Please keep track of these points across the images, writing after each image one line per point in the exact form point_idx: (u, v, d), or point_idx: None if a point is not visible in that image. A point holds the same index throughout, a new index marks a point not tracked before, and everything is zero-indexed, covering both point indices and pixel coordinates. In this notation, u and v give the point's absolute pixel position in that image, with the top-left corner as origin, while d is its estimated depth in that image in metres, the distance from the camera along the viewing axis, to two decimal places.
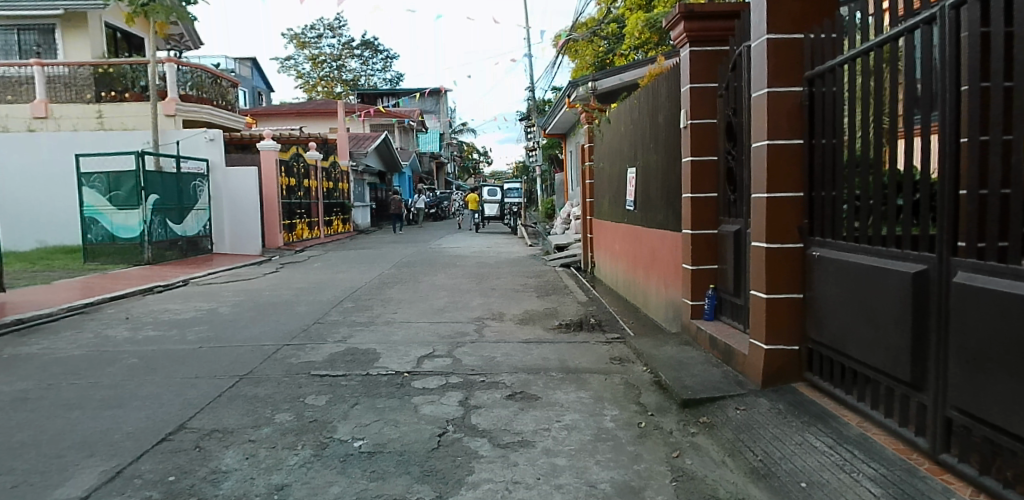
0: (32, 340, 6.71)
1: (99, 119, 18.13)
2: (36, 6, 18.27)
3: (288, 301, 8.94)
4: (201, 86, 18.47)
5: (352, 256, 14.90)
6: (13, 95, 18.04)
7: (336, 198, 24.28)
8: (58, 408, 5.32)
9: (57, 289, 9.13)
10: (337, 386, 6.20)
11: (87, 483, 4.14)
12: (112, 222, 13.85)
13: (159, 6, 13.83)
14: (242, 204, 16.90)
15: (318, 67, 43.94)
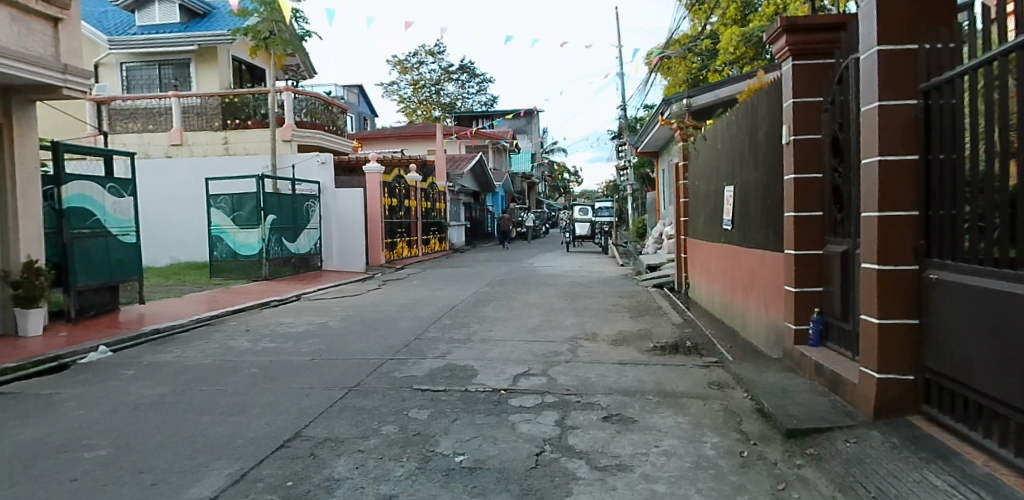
0: (168, 348, 7.28)
1: (226, 145, 19.58)
2: (177, 42, 20.04)
3: (390, 317, 9.24)
4: (314, 113, 19.58)
5: (447, 274, 15.23)
6: (155, 125, 19.83)
7: (434, 218, 25.03)
8: (190, 412, 5.74)
9: (187, 302, 9.90)
10: (438, 401, 6.34)
11: (216, 484, 4.42)
12: (235, 240, 14.87)
13: (279, 38, 14.86)
14: (347, 224, 17.73)
15: (420, 92, 45.80)
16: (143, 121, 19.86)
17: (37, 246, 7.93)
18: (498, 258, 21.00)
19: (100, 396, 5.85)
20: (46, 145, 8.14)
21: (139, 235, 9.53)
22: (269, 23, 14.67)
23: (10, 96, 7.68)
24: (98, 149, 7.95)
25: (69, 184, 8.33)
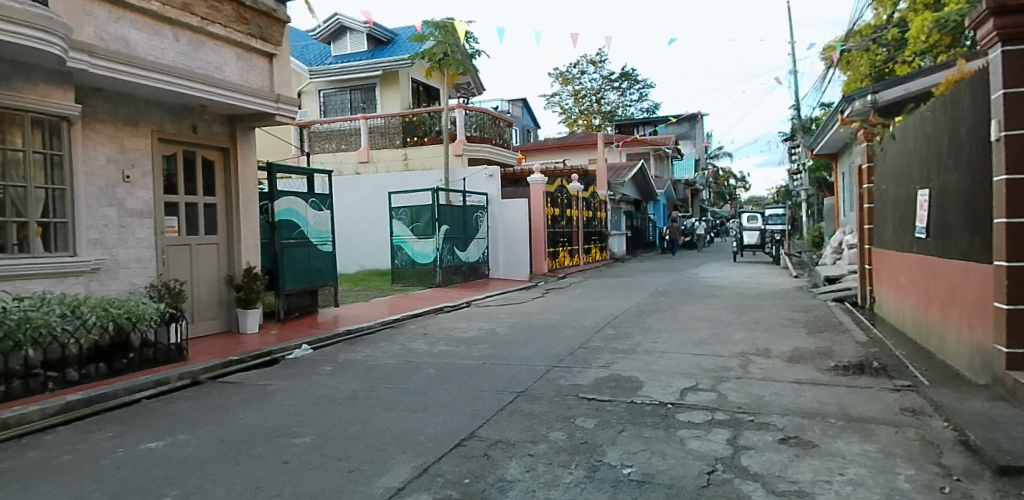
0: (358, 347, 8.00)
1: (406, 162, 20.02)
2: (364, 68, 21.21)
3: (555, 325, 9.43)
4: (483, 127, 20.06)
5: (607, 284, 15.07)
6: (347, 144, 20.63)
7: (596, 227, 24.57)
8: (378, 407, 6.25)
9: (372, 305, 10.84)
10: (603, 411, 6.32)
11: (402, 476, 4.74)
12: (413, 249, 15.81)
13: (451, 59, 15.68)
14: (512, 234, 18.32)
15: (581, 102, 43.85)
16: (335, 141, 20.76)
17: (255, 254, 8.30)
18: (661, 268, 20.30)
19: (304, 388, 6.54)
20: (263, 166, 8.65)
21: (334, 245, 9.80)
22: (444, 45, 15.52)
23: (235, 123, 8.01)
24: (304, 168, 8.75)
25: (279, 200, 8.70)
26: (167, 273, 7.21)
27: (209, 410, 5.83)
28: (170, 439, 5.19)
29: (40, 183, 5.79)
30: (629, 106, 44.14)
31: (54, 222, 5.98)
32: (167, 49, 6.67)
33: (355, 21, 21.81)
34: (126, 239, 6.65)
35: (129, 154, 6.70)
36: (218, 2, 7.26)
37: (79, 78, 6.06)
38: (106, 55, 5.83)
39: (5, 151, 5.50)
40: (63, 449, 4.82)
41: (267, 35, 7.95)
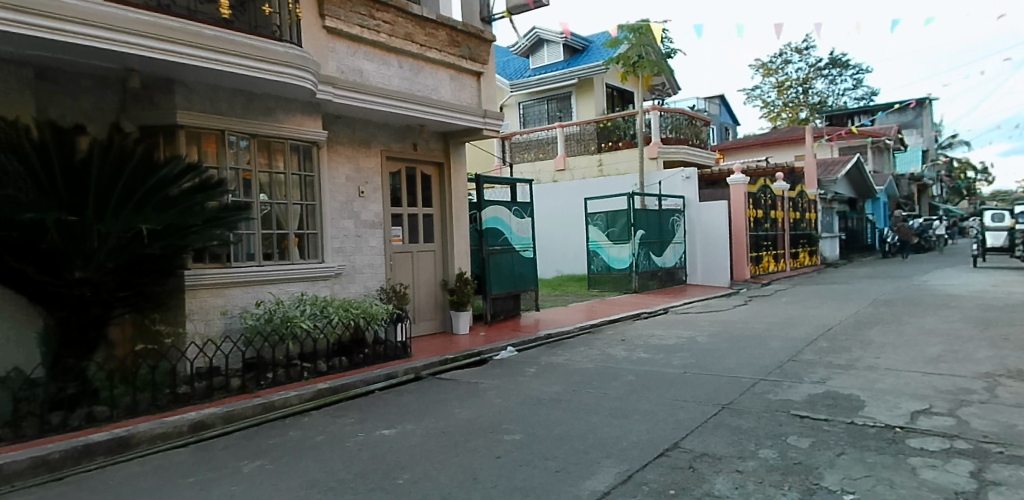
0: (559, 351, 8.27)
1: (600, 169, 17.59)
2: (561, 78, 19.81)
3: (760, 335, 8.95)
4: (680, 128, 17.23)
5: (818, 292, 13.69)
6: (545, 153, 18.72)
7: (805, 230, 20.83)
8: (581, 411, 6.38)
9: (570, 310, 11.10)
10: (819, 431, 5.78)
11: (607, 481, 4.75)
12: (609, 255, 14.28)
13: (647, 60, 15.17)
14: (711, 237, 15.39)
15: (785, 94, 38.31)
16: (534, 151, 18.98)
17: (465, 261, 8.87)
18: (882, 275, 17.87)
19: (511, 388, 6.91)
20: (470, 178, 9.14)
21: (535, 250, 10.07)
22: (638, 48, 15.08)
23: (449, 139, 8.65)
24: (509, 178, 9.16)
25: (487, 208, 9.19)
26: (393, 278, 8.00)
27: (431, 404, 6.39)
28: (399, 428, 5.77)
29: (297, 200, 6.75)
30: (843, 95, 38.58)
31: (308, 233, 6.92)
32: (393, 76, 7.37)
33: (551, 31, 21.16)
34: (361, 247, 7.49)
35: (364, 172, 7.53)
36: (434, 28, 7.83)
37: (325, 108, 6.98)
38: (346, 86, 6.65)
39: (272, 175, 6.50)
40: (316, 430, 5.57)
41: (477, 55, 8.46)
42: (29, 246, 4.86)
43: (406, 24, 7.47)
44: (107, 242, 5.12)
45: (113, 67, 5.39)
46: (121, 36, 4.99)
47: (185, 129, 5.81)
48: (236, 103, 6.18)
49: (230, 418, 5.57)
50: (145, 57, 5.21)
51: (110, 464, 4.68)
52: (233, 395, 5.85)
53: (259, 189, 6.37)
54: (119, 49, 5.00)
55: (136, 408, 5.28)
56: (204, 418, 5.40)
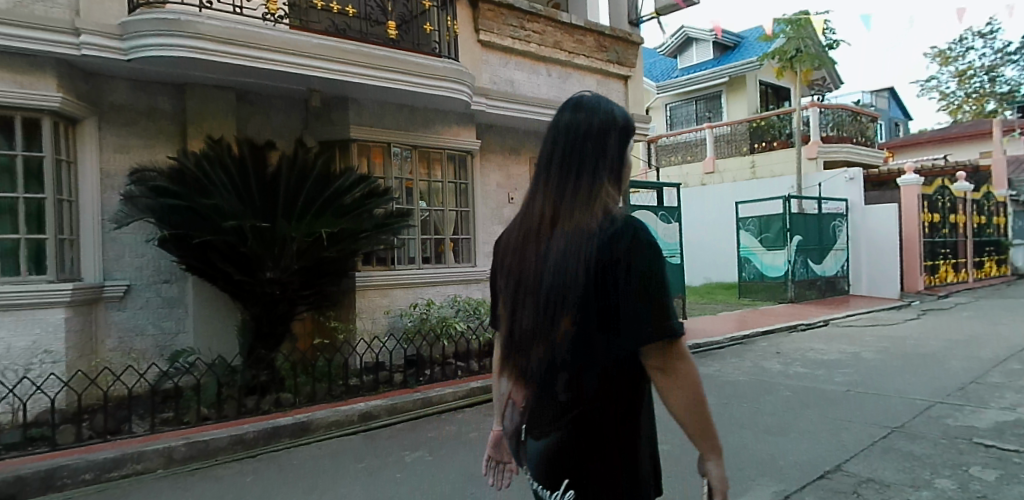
0: (708, 362, 8.07)
1: (753, 170, 16.84)
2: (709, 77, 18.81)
3: (939, 354, 8.09)
4: (842, 126, 16.16)
5: (1007, 306, 12.02)
6: (693, 156, 18.12)
7: (991, 237, 18.44)
8: (733, 425, 6.09)
9: (720, 318, 10.79)
10: (1010, 463, 4.97)
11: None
12: (762, 262, 13.36)
13: (807, 54, 14.28)
14: (878, 244, 13.97)
15: (967, 83, 30.96)
16: (682, 153, 18.50)
17: None
18: None
19: None
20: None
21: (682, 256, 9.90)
22: (797, 40, 14.23)
23: None
24: (654, 182, 9.07)
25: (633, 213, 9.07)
26: None
27: None
28: None
29: (452, 207, 7.16)
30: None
31: (462, 239, 7.31)
32: (543, 84, 7.55)
33: (701, 29, 20.40)
34: None
35: (513, 179, 7.77)
36: (583, 34, 7.89)
37: (480, 118, 7.31)
38: (498, 96, 6.98)
39: (431, 183, 6.94)
40: (471, 427, 5.78)
41: (624, 59, 8.45)
42: (231, 249, 5.40)
43: (555, 32, 7.59)
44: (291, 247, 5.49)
45: (298, 88, 5.97)
46: (312, 60, 5.56)
47: (357, 142, 6.32)
48: (401, 117, 6.61)
49: (394, 410, 5.90)
50: (328, 78, 5.74)
51: (293, 446, 5.18)
52: (395, 389, 6.20)
53: (419, 197, 6.82)
54: (305, 72, 5.56)
55: (314, 397, 5.72)
56: (372, 409, 5.76)
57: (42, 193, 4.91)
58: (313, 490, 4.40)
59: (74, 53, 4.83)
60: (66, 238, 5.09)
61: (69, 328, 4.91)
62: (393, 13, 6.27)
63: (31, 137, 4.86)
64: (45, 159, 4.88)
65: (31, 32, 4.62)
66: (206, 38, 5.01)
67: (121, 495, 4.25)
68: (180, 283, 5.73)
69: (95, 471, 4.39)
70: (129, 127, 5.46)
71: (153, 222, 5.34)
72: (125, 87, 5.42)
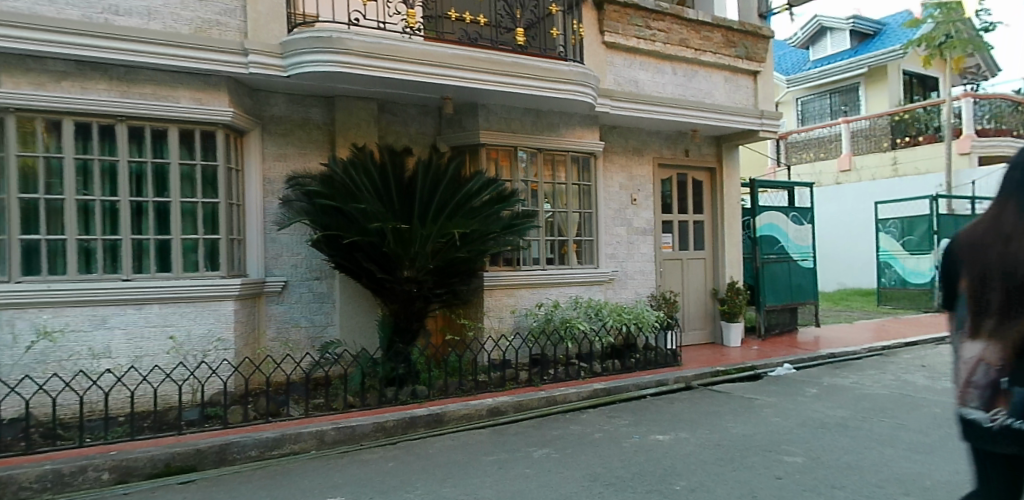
0: (844, 373, 7.54)
1: (894, 167, 15.29)
2: (844, 68, 17.59)
3: None
4: (1002, 117, 14.32)
5: None
6: (825, 153, 16.82)
7: None
8: (873, 441, 5.34)
9: (857, 328, 10.07)
10: None
11: None
12: (904, 267, 12.31)
13: (958, 40, 12.96)
14: None
15: None
16: (814, 150, 17.17)
17: (737, 270, 8.56)
18: None
19: (790, 408, 6.37)
20: (745, 182, 8.93)
21: (815, 260, 9.40)
22: (947, 25, 12.96)
23: (721, 143, 8.42)
24: (787, 182, 8.82)
25: (761, 215, 8.80)
26: (663, 285, 8.09)
27: (704, 415, 6.17)
28: (673, 435, 5.63)
29: (576, 209, 7.23)
30: None
31: (585, 240, 7.35)
32: (668, 83, 7.52)
33: (837, 18, 19.26)
34: (633, 254, 7.72)
35: (637, 180, 7.73)
36: (710, 31, 7.77)
37: (603, 120, 7.33)
38: (622, 97, 6.96)
39: (555, 185, 7.04)
40: (595, 428, 5.78)
41: (753, 54, 8.19)
42: (374, 249, 5.76)
43: (681, 30, 7.55)
44: (423, 248, 5.71)
45: (433, 96, 6.29)
46: (447, 70, 5.82)
47: (485, 147, 6.54)
48: (527, 121, 6.77)
49: (520, 407, 6.05)
50: (459, 86, 5.97)
51: (429, 436, 5.46)
52: (521, 386, 6.34)
53: (544, 199, 6.96)
54: (440, 80, 5.82)
55: (446, 390, 6.00)
56: (499, 405, 5.94)
57: (215, 198, 5.46)
58: (448, 479, 4.60)
59: (242, 71, 5.32)
60: (235, 238, 5.66)
61: (237, 319, 5.46)
62: (522, 20, 6.41)
63: (207, 148, 5.42)
64: (219, 168, 5.43)
65: (207, 55, 5.15)
66: (354, 53, 5.38)
67: (282, 472, 4.67)
68: (329, 280, 6.20)
69: (260, 448, 4.85)
70: (286, 137, 5.98)
71: (307, 224, 5.81)
72: (283, 101, 5.95)
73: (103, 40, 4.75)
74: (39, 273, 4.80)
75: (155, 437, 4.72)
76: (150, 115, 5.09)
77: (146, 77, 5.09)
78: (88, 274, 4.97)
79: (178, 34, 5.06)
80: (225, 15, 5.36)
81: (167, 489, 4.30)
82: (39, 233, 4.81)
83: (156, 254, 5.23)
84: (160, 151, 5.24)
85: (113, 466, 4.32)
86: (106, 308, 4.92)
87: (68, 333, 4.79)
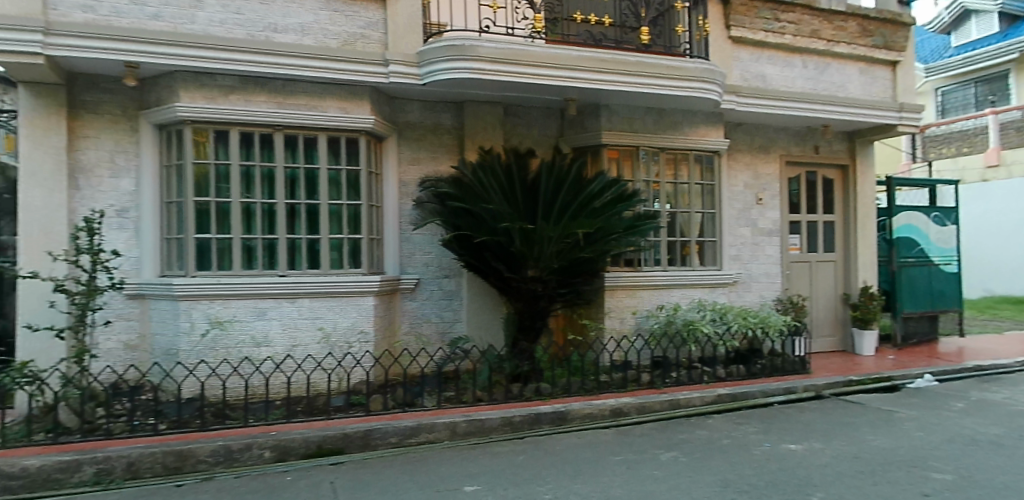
0: (996, 388, 6.85)
1: None
2: (992, 54, 16.03)
3: None
4: None
5: None
6: (971, 148, 15.41)
7: None
8: None
9: (1009, 339, 9.12)
10: None
11: None
12: None
13: None
14: None
15: None
16: (956, 144, 15.82)
17: (871, 273, 8.04)
18: None
19: (935, 423, 5.85)
20: (880, 180, 8.37)
21: (960, 264, 8.65)
22: None
23: (855, 138, 7.96)
24: (929, 179, 8.17)
25: (900, 215, 8.22)
26: (790, 289, 7.74)
27: (839, 426, 5.78)
28: (807, 445, 5.28)
29: (698, 209, 7.09)
30: None
31: (707, 241, 7.19)
32: (797, 77, 7.21)
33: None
34: (758, 255, 7.48)
35: (763, 179, 7.51)
36: (844, 20, 7.38)
37: (728, 117, 7.15)
38: (749, 93, 6.75)
39: (677, 185, 6.95)
40: (722, 434, 5.56)
41: (891, 43, 7.69)
42: (502, 249, 5.87)
43: (813, 21, 7.22)
44: (548, 248, 5.78)
45: (556, 99, 6.37)
46: (572, 71, 5.86)
47: (608, 147, 6.55)
48: (650, 120, 6.71)
49: (643, 409, 5.96)
50: (584, 87, 6.00)
51: (555, 433, 5.51)
52: (643, 388, 6.27)
53: (666, 199, 6.87)
54: (566, 83, 5.89)
55: (569, 389, 6.05)
56: (622, 406, 5.88)
57: (358, 200, 5.83)
58: (578, 475, 4.59)
59: (383, 81, 5.65)
60: (374, 238, 6.02)
61: (375, 313, 5.80)
62: (647, 18, 6.36)
63: (351, 154, 5.80)
64: (361, 172, 5.79)
65: (352, 67, 5.50)
66: (484, 59, 5.54)
67: (420, 458, 4.89)
68: (457, 278, 6.47)
69: (399, 435, 5.10)
70: (419, 142, 6.29)
71: (438, 224, 6.07)
72: (417, 108, 6.27)
73: (265, 56, 5.19)
74: (210, 268, 5.33)
75: (307, 420, 5.09)
76: (303, 124, 5.51)
77: (298, 89, 5.52)
78: (250, 270, 5.45)
79: (328, 48, 5.44)
80: (369, 28, 5.70)
81: (320, 468, 4.61)
82: (210, 232, 5.34)
83: (307, 252, 5.65)
84: (311, 157, 5.66)
85: (273, 445, 4.69)
86: (266, 301, 5.38)
87: (235, 322, 5.29)
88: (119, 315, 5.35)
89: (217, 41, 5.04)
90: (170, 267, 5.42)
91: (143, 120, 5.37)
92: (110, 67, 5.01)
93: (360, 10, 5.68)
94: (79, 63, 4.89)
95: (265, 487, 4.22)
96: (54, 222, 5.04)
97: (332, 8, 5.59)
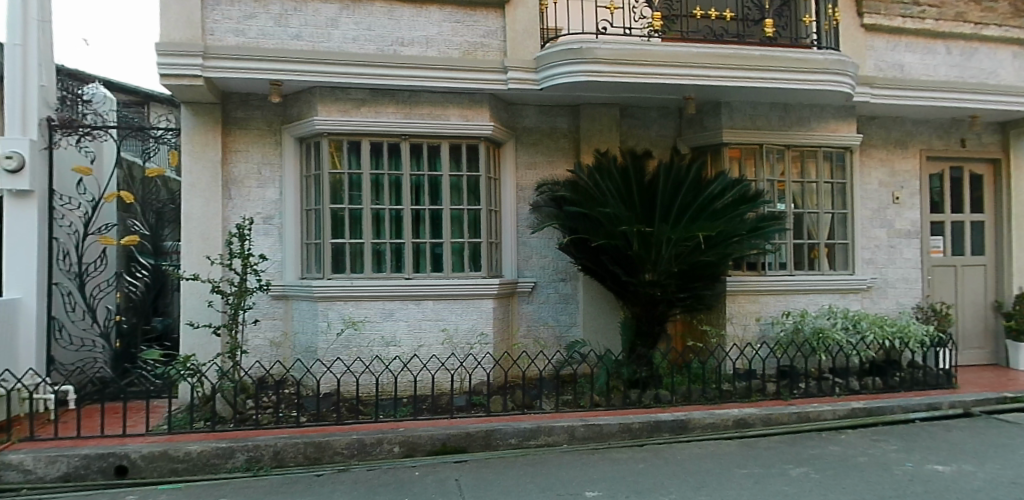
0: None
1: None
2: None
3: None
4: None
5: None
6: None
7: None
8: None
9: None
10: None
11: None
12: None
13: None
14: None
15: None
16: None
17: None
18: None
19: None
20: None
21: None
22: None
23: (1009, 129, 7.20)
24: None
25: None
26: (932, 295, 7.13)
27: (995, 447, 5.19)
28: (957, 467, 4.77)
29: (828, 209, 6.70)
30: None
31: (837, 243, 6.77)
32: (940, 64, 6.62)
33: None
34: (895, 259, 6.95)
35: (900, 176, 6.97)
36: (994, 1, 6.75)
37: (860, 111, 6.70)
38: (885, 83, 6.28)
39: (805, 184, 6.61)
40: (858, 450, 5.16)
41: None
42: (620, 253, 5.79)
43: (957, 3, 6.66)
44: (666, 252, 5.61)
45: (675, 98, 6.22)
46: (692, 69, 5.69)
47: (728, 146, 6.33)
48: (774, 116, 6.41)
49: (769, 421, 5.64)
50: (704, 85, 5.81)
51: (675, 442, 5.34)
52: (769, 399, 5.97)
53: (792, 199, 6.54)
54: (685, 81, 5.72)
55: (689, 397, 5.85)
56: (747, 416, 5.60)
57: (478, 205, 5.98)
58: (702, 486, 4.41)
59: (501, 88, 5.74)
60: (493, 242, 6.14)
61: (495, 316, 5.92)
62: (772, 10, 6.08)
63: (471, 160, 5.95)
64: (481, 178, 5.93)
65: (473, 75, 5.63)
66: (601, 61, 5.49)
67: (539, 461, 4.91)
68: (574, 282, 6.49)
69: (518, 437, 5.15)
70: (536, 147, 6.36)
71: (555, 229, 6.10)
72: (534, 113, 6.34)
73: (394, 69, 5.44)
74: (344, 271, 5.67)
75: (432, 419, 5.25)
76: (426, 133, 5.72)
77: (423, 99, 5.73)
78: (379, 273, 5.73)
79: (451, 58, 5.60)
80: (488, 37, 5.82)
81: (445, 465, 4.75)
82: (345, 237, 5.67)
83: (431, 256, 5.86)
84: (435, 165, 5.86)
85: (402, 441, 4.87)
86: (394, 303, 5.63)
87: (367, 322, 5.58)
88: (265, 314, 5.82)
89: (350, 56, 5.33)
90: (309, 270, 5.81)
91: (285, 134, 5.77)
92: (258, 86, 5.45)
93: (480, 20, 5.82)
94: (233, 84, 5.36)
95: (394, 481, 4.40)
96: (211, 229, 5.55)
97: (454, 19, 5.77)
